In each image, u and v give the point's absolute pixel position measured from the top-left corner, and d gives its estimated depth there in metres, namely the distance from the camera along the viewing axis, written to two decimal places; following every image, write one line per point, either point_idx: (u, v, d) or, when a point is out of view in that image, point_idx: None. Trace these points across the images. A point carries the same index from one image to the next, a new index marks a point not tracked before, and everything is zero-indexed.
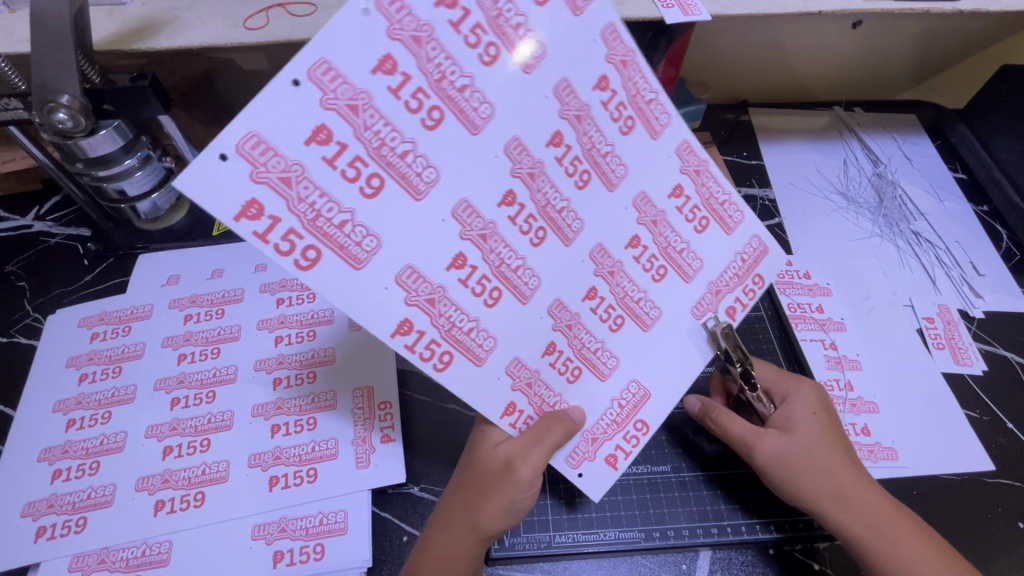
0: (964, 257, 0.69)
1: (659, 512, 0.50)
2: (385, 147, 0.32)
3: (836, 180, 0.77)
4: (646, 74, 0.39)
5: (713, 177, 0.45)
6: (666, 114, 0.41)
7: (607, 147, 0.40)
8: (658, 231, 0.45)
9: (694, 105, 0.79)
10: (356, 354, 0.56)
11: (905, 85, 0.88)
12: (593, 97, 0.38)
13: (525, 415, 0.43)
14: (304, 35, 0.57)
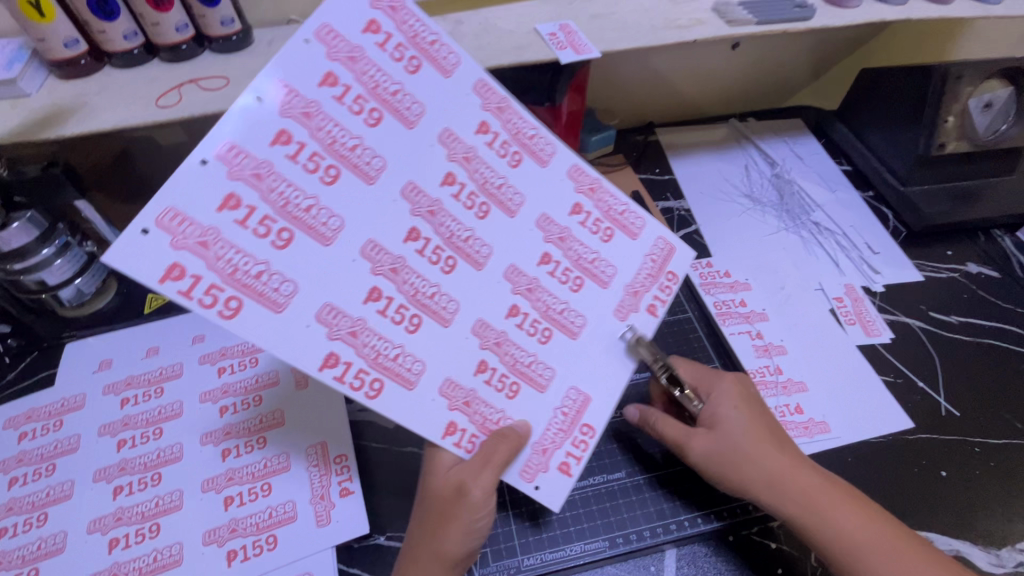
0: (861, 239, 0.76)
1: (620, 518, 0.51)
2: (299, 199, 0.37)
3: (740, 184, 0.84)
4: (521, 114, 0.46)
5: (607, 193, 0.50)
6: (551, 145, 0.48)
7: (501, 179, 0.45)
8: (568, 248, 0.49)
9: (604, 131, 0.85)
10: (305, 413, 0.56)
11: (787, 96, 0.99)
12: (478, 140, 0.44)
13: (469, 433, 0.44)
14: (219, 106, 0.59)
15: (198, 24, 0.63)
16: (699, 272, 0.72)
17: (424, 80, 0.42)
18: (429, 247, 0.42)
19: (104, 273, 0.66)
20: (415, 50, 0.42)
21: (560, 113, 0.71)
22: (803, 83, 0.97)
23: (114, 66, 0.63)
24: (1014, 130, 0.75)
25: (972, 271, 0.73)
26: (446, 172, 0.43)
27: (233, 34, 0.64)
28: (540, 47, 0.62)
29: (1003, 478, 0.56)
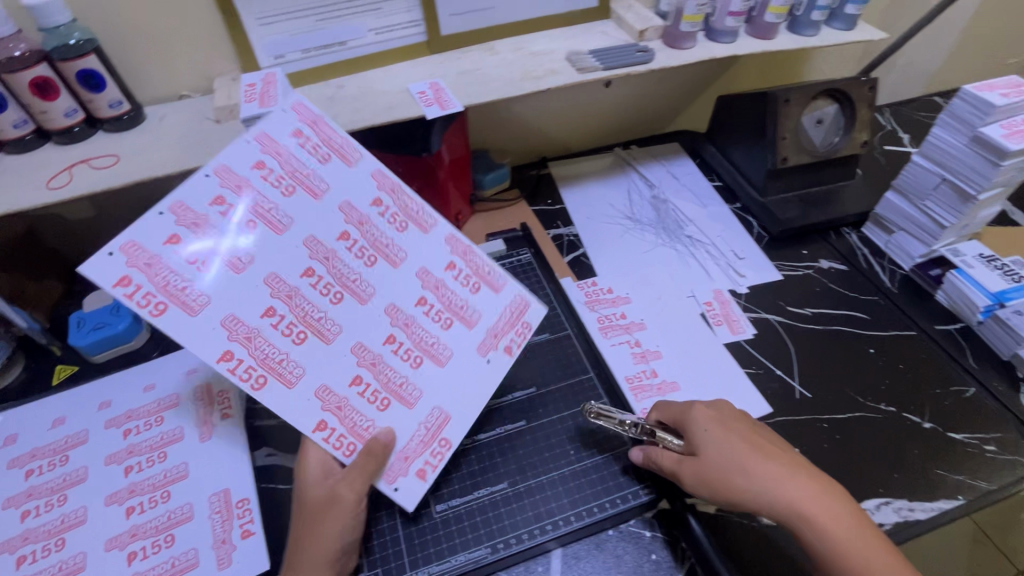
0: (728, 248, 0.85)
1: (501, 525, 0.56)
2: (244, 225, 0.50)
3: (623, 207, 0.92)
4: (380, 221, 0.56)
5: (476, 256, 0.61)
6: (399, 248, 0.57)
7: (392, 261, 0.56)
8: (412, 332, 0.56)
9: (496, 169, 0.92)
10: (213, 461, 0.59)
11: (666, 122, 1.09)
12: (338, 243, 0.54)
13: (337, 432, 0.51)
14: (109, 183, 0.63)
15: (88, 108, 0.68)
16: (584, 291, 0.79)
17: (299, 199, 0.53)
18: (296, 298, 0.51)
19: (10, 351, 0.70)
20: (406, 217, 0.58)
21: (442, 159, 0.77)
22: (677, 110, 1.07)
23: (7, 153, 0.66)
24: (844, 142, 0.86)
25: (823, 266, 0.83)
26: (340, 237, 0.54)
27: (123, 113, 0.69)
28: (410, 105, 0.69)
29: (847, 448, 0.63)
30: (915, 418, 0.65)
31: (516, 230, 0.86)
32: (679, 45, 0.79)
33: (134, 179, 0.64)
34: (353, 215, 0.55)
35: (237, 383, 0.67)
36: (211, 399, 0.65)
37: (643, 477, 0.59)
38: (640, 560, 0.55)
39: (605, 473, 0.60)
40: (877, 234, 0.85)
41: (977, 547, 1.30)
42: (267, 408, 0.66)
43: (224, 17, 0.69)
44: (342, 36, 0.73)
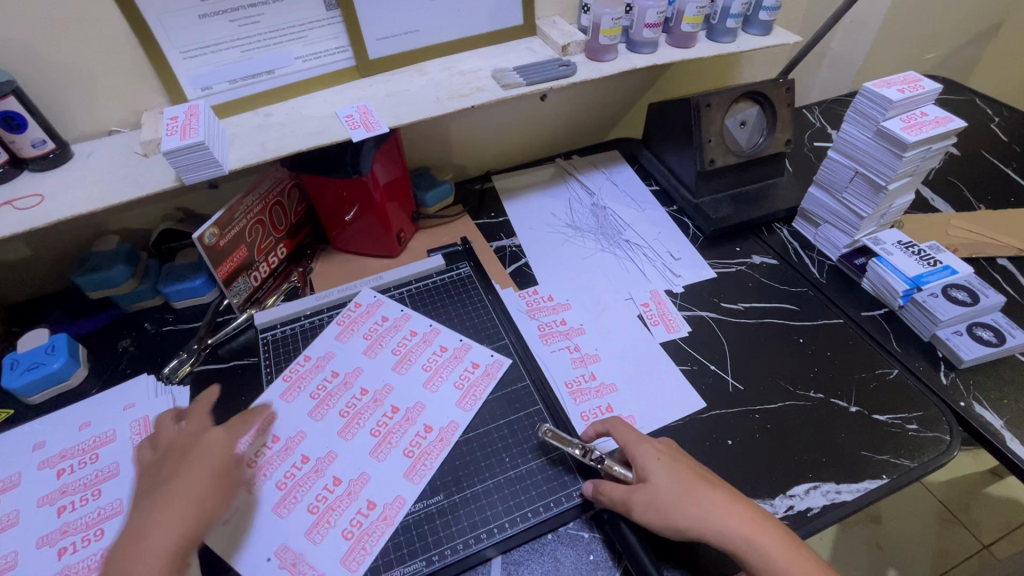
0: (664, 249, 0.87)
1: (437, 537, 0.56)
2: (408, 364, 0.71)
3: (564, 216, 0.94)
4: (426, 423, 0.65)
5: (486, 475, 0.61)
6: (419, 450, 0.62)
7: (407, 449, 0.62)
8: (352, 491, 0.59)
9: (438, 185, 0.94)
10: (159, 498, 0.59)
11: (607, 131, 1.12)
12: (378, 394, 0.68)
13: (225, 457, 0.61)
14: (32, 223, 0.63)
15: (11, 149, 0.67)
16: (525, 300, 0.80)
17: (382, 371, 0.70)
18: (310, 376, 0.70)
19: None
20: (435, 452, 0.62)
21: (376, 180, 0.79)
22: (615, 119, 1.10)
23: None
24: (767, 141, 0.90)
25: (756, 262, 0.86)
26: (405, 418, 0.65)
27: (48, 152, 0.69)
28: (336, 129, 0.71)
29: (777, 436, 0.65)
30: (841, 403, 0.68)
31: (457, 245, 0.87)
32: (600, 58, 0.82)
33: (58, 217, 0.64)
34: (449, 434, 0.64)
35: None
36: (148, 433, 0.65)
37: (578, 478, 0.61)
38: (578, 561, 0.56)
39: (541, 478, 0.61)
40: (807, 228, 0.88)
41: (943, 526, 1.33)
42: None
43: (147, 53, 0.70)
44: (268, 65, 0.74)
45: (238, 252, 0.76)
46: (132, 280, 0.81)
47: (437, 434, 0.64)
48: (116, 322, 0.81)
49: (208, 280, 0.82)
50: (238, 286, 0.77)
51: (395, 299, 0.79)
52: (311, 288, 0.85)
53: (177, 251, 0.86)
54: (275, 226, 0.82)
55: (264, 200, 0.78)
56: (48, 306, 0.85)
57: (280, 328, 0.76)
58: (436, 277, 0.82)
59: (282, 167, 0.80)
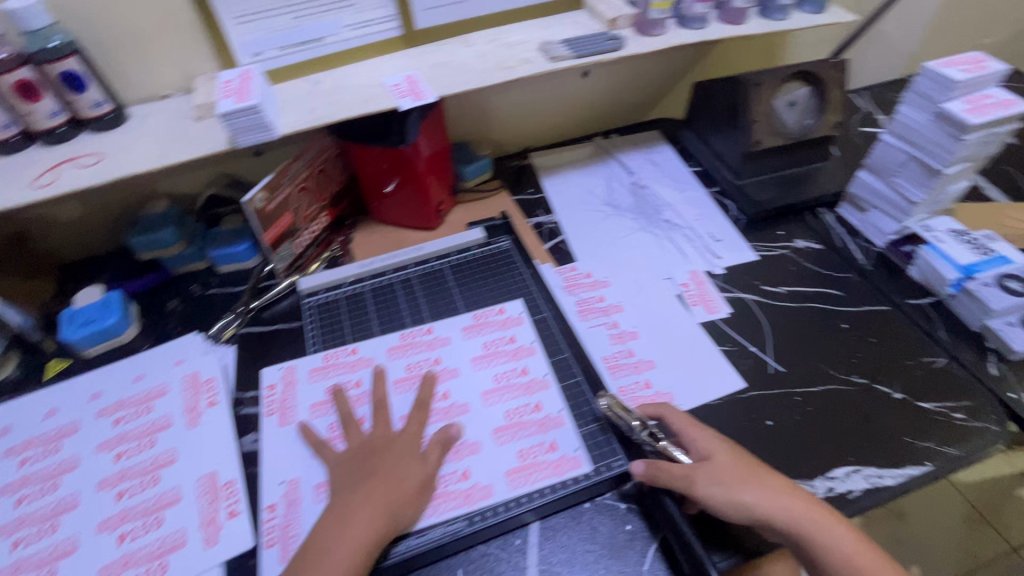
0: (704, 230, 0.86)
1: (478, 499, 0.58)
2: (478, 332, 0.72)
3: (603, 194, 0.94)
4: (518, 402, 0.65)
5: (536, 457, 0.60)
6: (503, 427, 0.63)
7: (500, 434, 0.62)
8: (442, 504, 0.57)
9: (477, 160, 0.94)
10: (271, 455, 0.60)
11: (647, 110, 1.10)
12: (459, 363, 0.68)
13: (285, 405, 0.65)
14: (93, 181, 0.65)
15: (72, 109, 0.69)
16: (563, 276, 0.80)
17: (471, 345, 0.70)
18: (410, 350, 0.70)
19: (4, 347, 0.72)
20: (514, 427, 0.63)
21: (420, 151, 0.79)
22: (656, 99, 1.09)
23: None
24: (817, 123, 0.87)
25: (799, 246, 0.84)
26: (495, 395, 0.65)
27: (105, 113, 0.71)
28: (385, 97, 0.71)
29: (817, 419, 0.64)
30: (885, 389, 0.67)
31: (496, 219, 0.88)
32: (650, 33, 0.80)
33: (118, 176, 0.65)
34: (553, 426, 0.63)
35: (224, 372, 0.70)
36: (198, 387, 0.67)
37: (618, 449, 0.61)
38: (615, 530, 0.57)
39: (581, 448, 0.61)
40: (851, 213, 0.86)
41: (970, 526, 1.31)
42: (254, 396, 0.67)
43: (201, 17, 0.71)
44: (318, 32, 0.75)
45: (283, 219, 0.77)
46: (180, 243, 0.83)
47: (559, 456, 0.60)
48: (165, 284, 0.83)
49: (252, 245, 0.84)
50: (282, 252, 0.79)
51: (436, 269, 0.80)
52: (352, 258, 0.86)
53: (223, 217, 0.88)
54: (318, 195, 0.83)
55: (310, 167, 0.79)
56: (99, 266, 0.88)
57: (324, 294, 0.78)
58: (476, 250, 0.83)
59: (328, 136, 0.80)
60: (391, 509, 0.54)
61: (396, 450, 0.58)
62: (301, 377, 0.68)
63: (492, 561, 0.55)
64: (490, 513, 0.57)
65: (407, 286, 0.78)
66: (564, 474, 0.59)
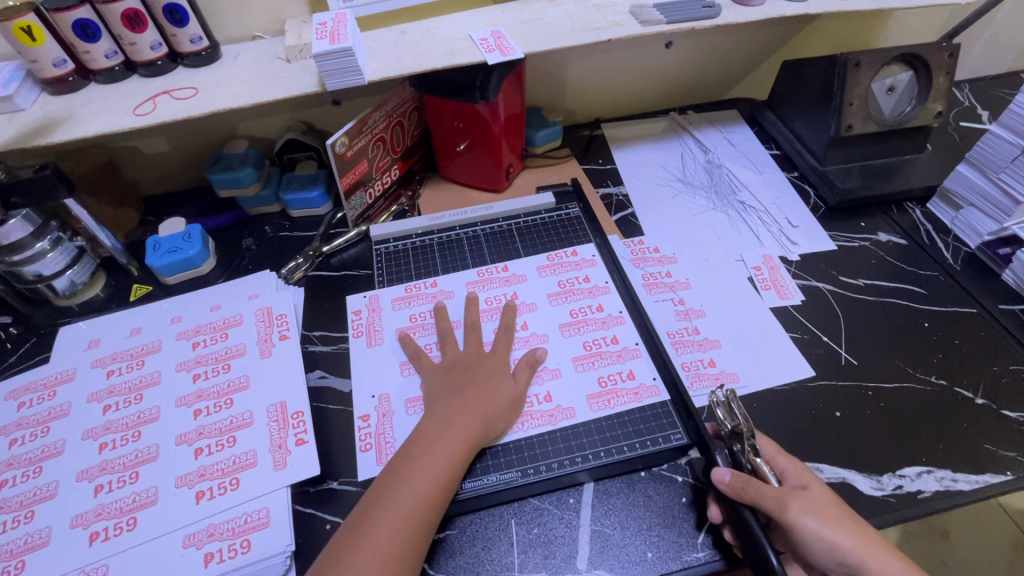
0: (781, 215, 0.83)
1: (533, 453, 0.58)
2: (553, 271, 0.75)
3: (676, 170, 0.91)
4: (595, 335, 0.68)
5: (622, 389, 0.63)
6: (584, 356, 0.66)
7: (580, 362, 0.65)
8: (527, 423, 0.60)
9: (550, 126, 0.93)
10: (363, 370, 0.66)
11: (726, 88, 1.06)
12: (539, 299, 0.72)
13: (367, 321, 0.71)
14: (189, 114, 0.67)
15: (171, 43, 0.72)
16: (630, 249, 0.79)
17: (544, 282, 0.74)
18: (492, 285, 0.74)
19: (94, 267, 0.76)
20: (594, 356, 0.66)
21: (498, 109, 0.78)
22: (737, 77, 1.04)
23: (98, 83, 0.72)
24: (917, 110, 0.82)
25: (881, 239, 0.80)
26: (572, 327, 0.68)
27: (202, 49, 0.73)
28: (472, 51, 0.70)
29: (891, 417, 0.62)
30: (966, 393, 0.64)
31: (566, 186, 0.86)
32: (747, 2, 0.77)
33: (211, 110, 0.68)
34: (630, 357, 0.66)
35: (294, 309, 0.72)
36: (272, 321, 0.69)
37: (678, 423, 0.60)
38: (670, 502, 0.56)
39: (640, 416, 0.61)
40: (944, 210, 0.81)
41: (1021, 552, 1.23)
42: (320, 335, 0.71)
43: None
44: None
45: (359, 167, 0.78)
46: (258, 184, 0.85)
47: (638, 384, 0.63)
48: (240, 224, 0.87)
49: (325, 193, 0.86)
50: (355, 200, 0.80)
51: (503, 229, 0.81)
52: (419, 213, 0.87)
53: (298, 163, 0.89)
54: (393, 147, 0.84)
55: (388, 118, 0.80)
56: (179, 201, 0.91)
57: (393, 243, 0.80)
58: (544, 214, 0.83)
59: (409, 88, 0.81)
60: (485, 421, 0.57)
61: (488, 366, 0.62)
62: (385, 304, 0.72)
63: (545, 516, 0.56)
64: (572, 432, 0.60)
65: (475, 241, 0.79)
66: (641, 403, 0.62)
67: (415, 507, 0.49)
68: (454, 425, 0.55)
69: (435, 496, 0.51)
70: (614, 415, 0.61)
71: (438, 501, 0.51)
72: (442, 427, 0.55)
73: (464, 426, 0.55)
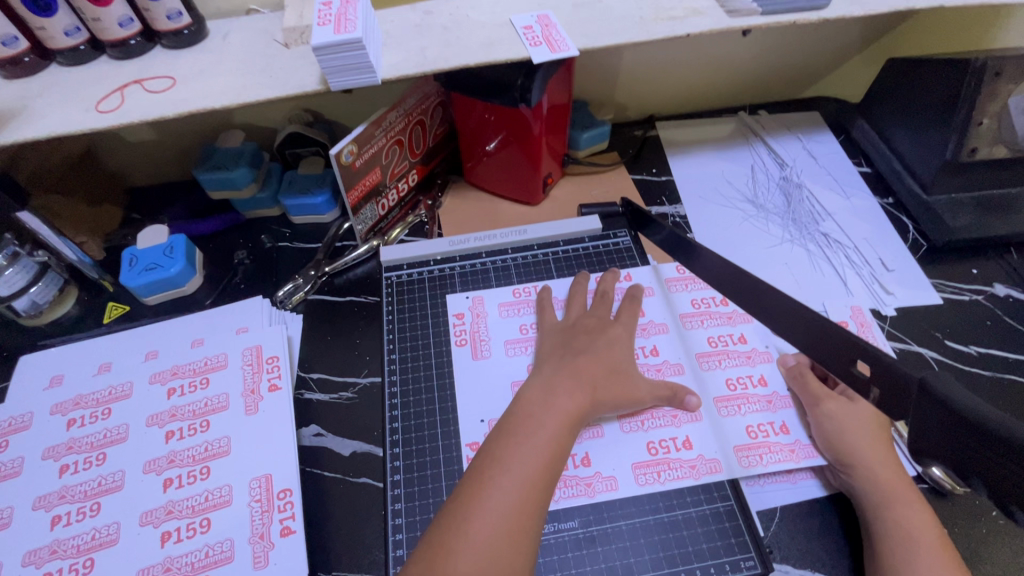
0: (873, 255, 0.69)
1: (567, 574, 0.47)
2: (684, 286, 0.64)
3: (745, 188, 0.77)
4: (740, 373, 0.57)
5: (778, 442, 0.53)
6: (734, 395, 0.56)
7: (724, 403, 0.55)
8: (663, 475, 0.51)
9: (597, 127, 0.78)
10: (466, 390, 0.57)
11: (807, 86, 0.89)
12: (670, 319, 0.61)
13: (466, 329, 0.62)
14: (162, 113, 0.55)
15: (146, 19, 0.58)
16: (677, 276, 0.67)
17: (678, 298, 0.63)
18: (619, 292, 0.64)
19: (62, 282, 0.66)
20: (741, 397, 0.56)
21: (540, 111, 0.64)
22: (826, 71, 0.87)
23: (59, 65, 0.59)
24: None
25: (999, 292, 0.66)
26: (712, 359, 0.58)
27: (183, 27, 0.59)
28: (513, 44, 0.56)
29: (1019, 545, 0.49)
30: None
31: (615, 205, 0.72)
32: None
33: (190, 109, 0.55)
34: (781, 405, 0.55)
35: (288, 349, 0.61)
36: (260, 365, 0.59)
37: (749, 544, 0.48)
38: None
39: (703, 533, 0.49)
40: None
41: None
42: (319, 380, 0.61)
43: None
44: None
45: (370, 176, 0.65)
46: (254, 185, 0.73)
47: (793, 440, 0.53)
48: (234, 230, 0.75)
49: (331, 198, 0.73)
50: (365, 213, 0.68)
51: (539, 258, 0.68)
52: (438, 227, 0.74)
53: (302, 159, 0.77)
54: (411, 149, 0.70)
55: (406, 118, 0.66)
56: (168, 197, 0.80)
57: (407, 270, 0.67)
58: (588, 241, 0.70)
59: (433, 81, 0.67)
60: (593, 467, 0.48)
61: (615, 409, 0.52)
62: (489, 309, 0.63)
63: None
64: (618, 549, 0.48)
65: (503, 271, 0.67)
66: (798, 465, 0.52)
67: (524, 487, 0.43)
68: (530, 455, 0.45)
69: (504, 560, 0.40)
70: (665, 515, 0.49)
71: (508, 565, 0.40)
72: (498, 469, 0.44)
73: (524, 467, 0.44)
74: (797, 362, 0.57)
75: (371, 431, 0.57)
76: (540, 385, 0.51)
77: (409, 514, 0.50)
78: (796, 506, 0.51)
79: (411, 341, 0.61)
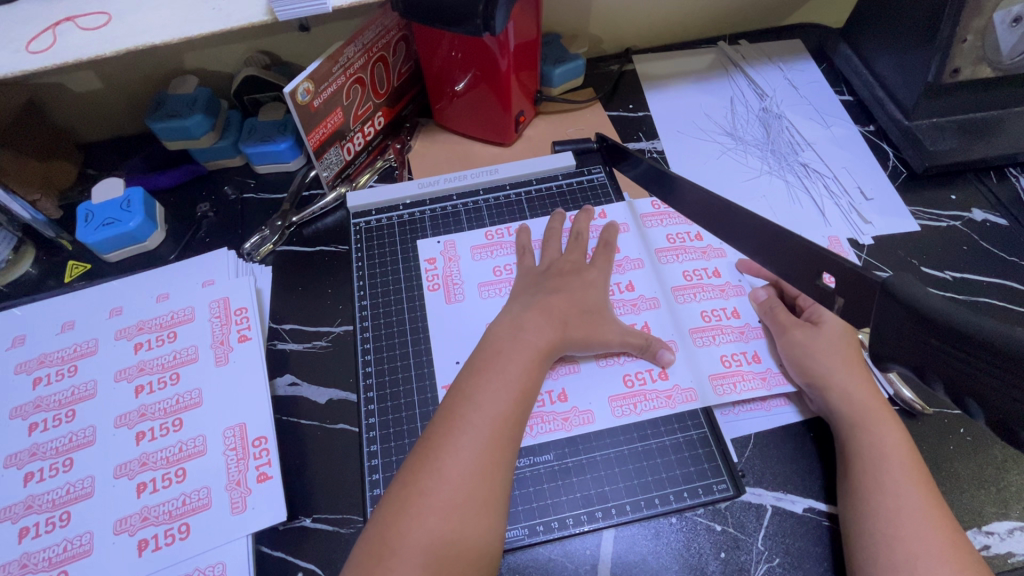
0: (852, 184, 0.68)
1: (542, 504, 0.48)
2: (659, 221, 0.63)
3: (723, 120, 0.74)
4: (714, 306, 0.57)
5: (751, 371, 0.53)
6: (709, 327, 0.56)
7: (699, 334, 0.55)
8: (639, 406, 0.51)
9: (571, 61, 0.75)
10: (440, 332, 0.57)
11: (789, 12, 0.85)
12: (644, 254, 0.60)
13: (437, 272, 0.61)
14: (98, 52, 0.51)
15: None
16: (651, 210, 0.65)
17: (652, 233, 0.62)
18: (595, 229, 0.62)
19: (15, 241, 0.65)
20: (715, 329, 0.56)
21: (507, 42, 0.61)
22: None
23: None
24: None
25: (976, 217, 0.65)
26: (687, 292, 0.58)
27: None
28: None
29: (985, 459, 0.50)
30: None
31: (590, 141, 0.70)
32: None
33: (129, 48, 0.51)
34: (754, 336, 0.55)
35: (257, 300, 0.59)
36: (229, 317, 0.57)
37: (722, 469, 0.49)
38: (707, 556, 0.46)
39: (676, 459, 0.50)
40: None
41: None
42: (292, 330, 0.60)
43: None
44: None
45: (332, 118, 0.62)
46: (213, 133, 0.70)
47: (764, 369, 0.53)
48: (196, 182, 0.72)
49: (294, 145, 0.70)
50: (329, 157, 0.65)
51: (511, 199, 0.66)
52: (408, 171, 0.71)
53: (262, 105, 0.73)
54: (375, 89, 0.67)
55: (365, 54, 0.63)
56: (125, 151, 0.76)
57: (375, 216, 0.65)
58: (561, 180, 0.68)
59: (392, 13, 0.63)
60: None
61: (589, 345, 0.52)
62: (463, 252, 0.62)
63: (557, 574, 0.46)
64: (592, 478, 0.49)
65: (475, 213, 0.65)
66: (770, 391, 0.52)
67: (496, 425, 0.43)
68: (503, 393, 0.44)
69: (480, 494, 0.40)
70: (640, 445, 0.50)
71: (485, 498, 0.40)
72: (470, 407, 0.44)
73: (496, 404, 0.44)
74: (767, 295, 0.56)
75: (346, 377, 0.56)
76: (512, 324, 0.50)
77: (385, 456, 0.51)
78: (768, 432, 0.52)
79: (383, 287, 0.60)
